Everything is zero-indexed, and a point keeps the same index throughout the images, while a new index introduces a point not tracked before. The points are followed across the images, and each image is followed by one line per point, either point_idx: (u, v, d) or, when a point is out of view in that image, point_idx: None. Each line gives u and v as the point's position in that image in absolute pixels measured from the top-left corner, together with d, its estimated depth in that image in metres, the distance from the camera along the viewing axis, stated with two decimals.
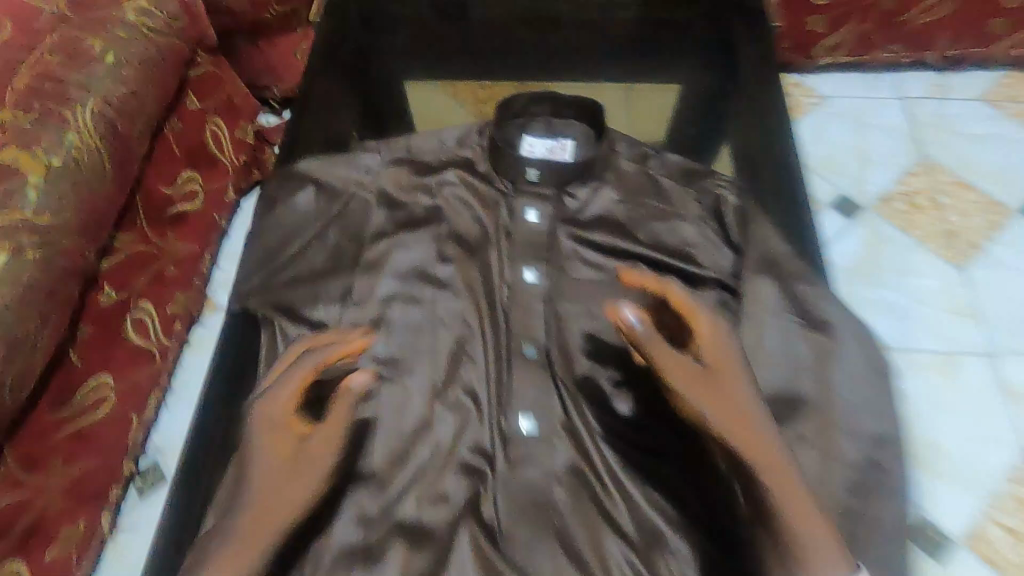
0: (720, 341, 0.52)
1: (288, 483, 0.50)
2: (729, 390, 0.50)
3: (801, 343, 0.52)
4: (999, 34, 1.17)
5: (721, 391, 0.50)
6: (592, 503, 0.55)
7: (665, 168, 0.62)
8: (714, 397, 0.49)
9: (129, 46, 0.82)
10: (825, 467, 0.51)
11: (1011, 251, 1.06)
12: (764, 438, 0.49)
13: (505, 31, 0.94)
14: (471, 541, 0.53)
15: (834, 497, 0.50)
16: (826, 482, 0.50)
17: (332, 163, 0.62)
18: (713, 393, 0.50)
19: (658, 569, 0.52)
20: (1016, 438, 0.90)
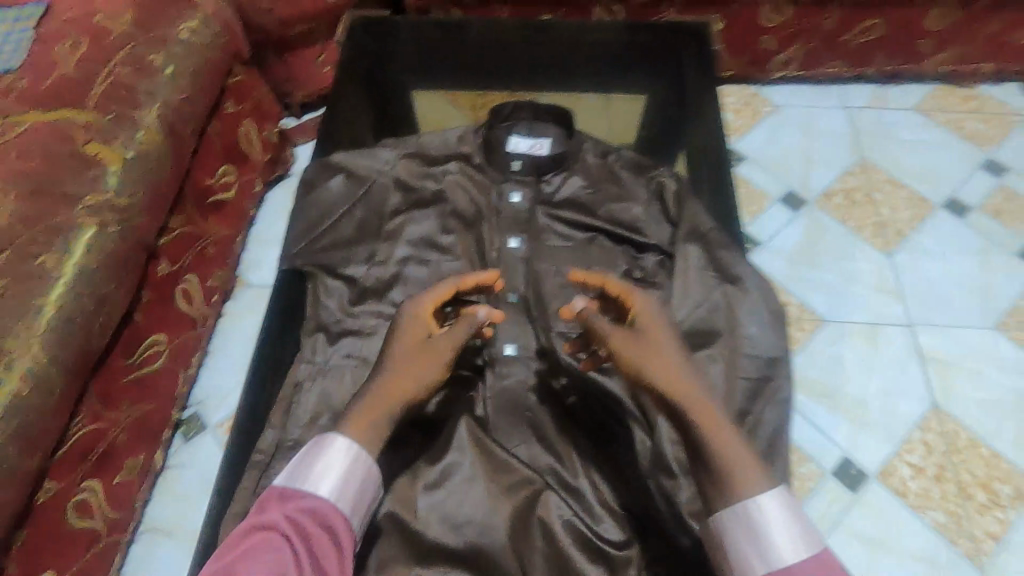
0: (652, 316, 0.64)
1: (420, 361, 0.62)
2: (656, 348, 0.61)
3: (715, 291, 0.70)
4: (927, 53, 1.34)
5: (650, 349, 0.61)
6: (558, 406, 0.71)
7: (622, 161, 0.79)
8: (648, 355, 0.60)
9: (183, 59, 0.99)
10: (733, 383, 0.67)
11: (934, 240, 1.23)
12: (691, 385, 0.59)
13: (497, 44, 1.07)
14: (470, 433, 0.68)
15: (739, 405, 0.67)
16: (733, 395, 0.67)
17: (358, 155, 0.79)
18: (647, 351, 0.61)
19: (610, 456, 0.68)
20: (926, 394, 1.06)
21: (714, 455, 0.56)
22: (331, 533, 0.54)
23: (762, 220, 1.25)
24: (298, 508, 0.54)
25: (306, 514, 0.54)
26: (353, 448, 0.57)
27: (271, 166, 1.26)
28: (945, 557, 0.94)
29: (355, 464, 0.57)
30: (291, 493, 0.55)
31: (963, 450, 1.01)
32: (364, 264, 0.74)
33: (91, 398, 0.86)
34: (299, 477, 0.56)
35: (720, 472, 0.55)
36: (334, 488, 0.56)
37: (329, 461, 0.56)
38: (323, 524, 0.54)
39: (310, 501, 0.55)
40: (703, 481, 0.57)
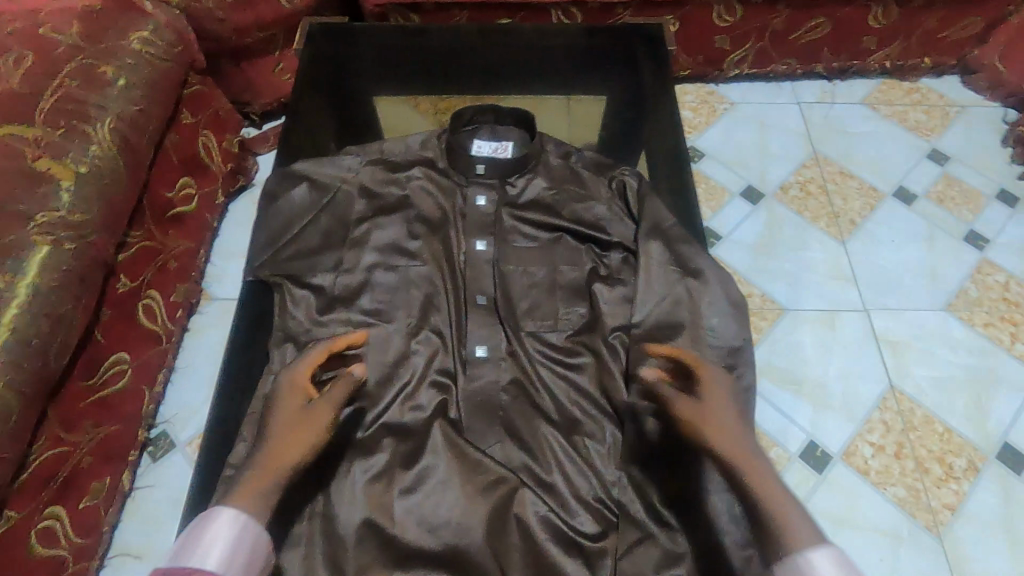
0: (718, 388, 0.65)
1: (298, 427, 0.61)
2: (719, 420, 0.63)
3: (677, 285, 0.72)
4: (871, 49, 1.40)
5: (716, 420, 0.63)
6: (530, 405, 0.72)
7: (584, 162, 0.82)
8: (719, 431, 0.62)
9: (135, 70, 0.96)
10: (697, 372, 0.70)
11: (884, 227, 1.28)
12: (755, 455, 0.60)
13: (457, 48, 1.08)
14: (444, 435, 0.68)
15: None
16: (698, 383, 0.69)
17: (322, 164, 0.79)
18: (718, 423, 0.62)
19: (579, 447, 0.70)
20: (883, 375, 1.11)
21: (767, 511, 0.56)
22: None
23: (723, 214, 1.29)
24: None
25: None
26: (240, 518, 0.53)
27: (232, 176, 1.24)
28: (906, 529, 0.98)
29: (244, 533, 0.53)
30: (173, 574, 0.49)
31: (919, 426, 1.06)
32: (332, 273, 0.73)
33: (51, 423, 0.83)
34: (182, 556, 0.50)
35: (773, 528, 0.55)
36: (220, 563, 0.51)
37: (216, 533, 0.52)
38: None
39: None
40: (759, 536, 0.57)
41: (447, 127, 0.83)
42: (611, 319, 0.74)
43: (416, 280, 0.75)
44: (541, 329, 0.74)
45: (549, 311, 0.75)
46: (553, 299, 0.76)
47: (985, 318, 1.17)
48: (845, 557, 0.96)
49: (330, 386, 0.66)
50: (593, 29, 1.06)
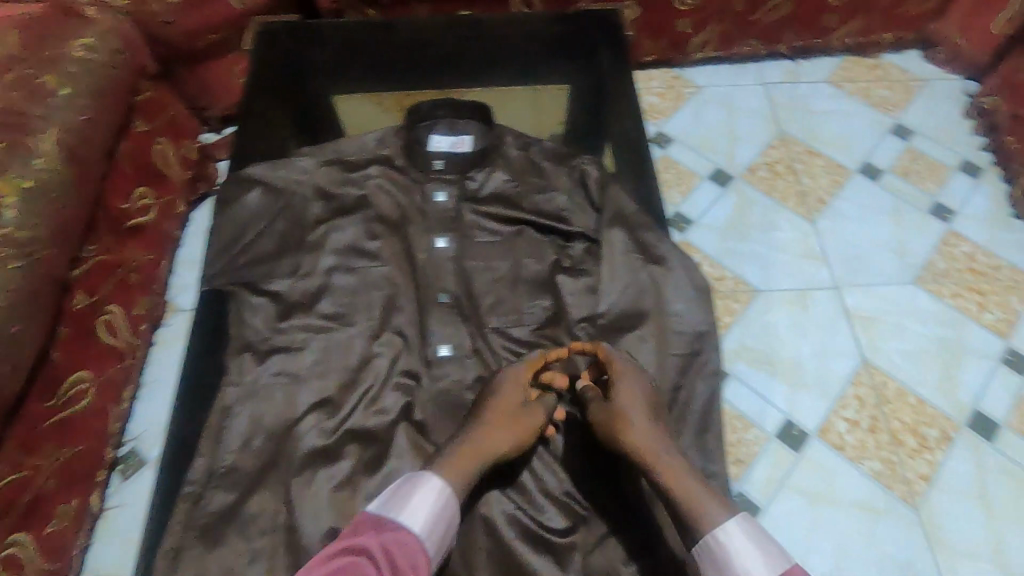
0: (630, 384, 0.68)
1: (506, 428, 0.66)
2: (631, 424, 0.67)
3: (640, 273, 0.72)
4: (832, 27, 1.41)
5: (630, 425, 0.67)
6: None
7: (544, 153, 0.80)
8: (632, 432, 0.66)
9: (79, 79, 0.93)
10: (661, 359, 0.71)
11: (852, 204, 1.29)
12: (664, 452, 0.65)
13: (414, 43, 1.07)
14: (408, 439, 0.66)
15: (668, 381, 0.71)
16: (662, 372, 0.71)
17: (275, 167, 0.76)
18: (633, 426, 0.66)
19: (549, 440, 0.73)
20: (855, 351, 1.12)
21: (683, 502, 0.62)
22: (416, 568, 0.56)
23: (693, 199, 1.29)
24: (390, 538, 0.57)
25: (396, 544, 0.56)
26: (445, 488, 0.61)
27: (192, 184, 1.21)
28: (882, 502, 0.99)
29: (444, 502, 0.61)
30: (382, 524, 0.58)
31: (892, 400, 1.08)
32: (290, 278, 0.72)
33: (10, 448, 0.81)
34: (391, 509, 0.60)
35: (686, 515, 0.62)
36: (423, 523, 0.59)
37: (421, 498, 0.60)
38: (411, 557, 0.56)
39: (400, 534, 0.58)
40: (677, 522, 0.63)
41: (403, 122, 0.82)
42: (575, 310, 0.74)
43: (377, 280, 0.73)
44: (506, 324, 0.73)
45: (513, 306, 0.74)
46: (517, 294, 0.74)
47: (953, 289, 1.19)
48: (824, 533, 0.97)
49: (297, 389, 0.67)
50: (551, 19, 1.05)
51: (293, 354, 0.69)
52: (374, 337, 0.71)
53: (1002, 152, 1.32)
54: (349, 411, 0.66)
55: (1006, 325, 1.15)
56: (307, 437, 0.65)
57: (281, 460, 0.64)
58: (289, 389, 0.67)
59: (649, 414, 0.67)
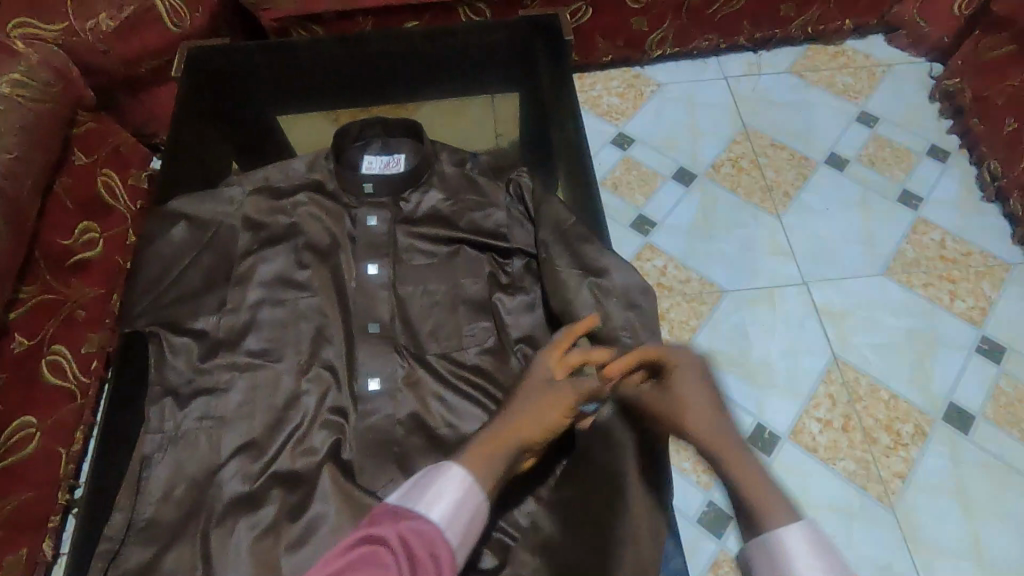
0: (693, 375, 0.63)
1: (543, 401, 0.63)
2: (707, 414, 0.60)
3: (580, 289, 0.70)
4: (791, 16, 1.38)
5: (702, 414, 0.60)
6: (426, 441, 0.67)
7: (478, 168, 0.77)
8: (695, 416, 0.60)
9: (6, 116, 0.91)
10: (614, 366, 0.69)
11: (818, 196, 1.27)
12: (736, 443, 0.59)
13: (358, 58, 1.03)
14: (331, 480, 0.63)
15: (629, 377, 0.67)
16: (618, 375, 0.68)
17: (200, 199, 0.74)
18: (693, 411, 0.60)
19: None
20: (825, 348, 1.10)
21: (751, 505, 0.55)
22: (437, 562, 0.51)
23: (656, 200, 1.26)
24: (410, 524, 0.53)
25: (417, 534, 0.52)
26: (469, 481, 0.57)
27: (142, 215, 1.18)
28: (856, 503, 0.96)
29: (467, 495, 0.56)
30: (403, 513, 0.54)
31: (865, 396, 1.05)
32: (218, 314, 0.70)
33: None
34: (413, 498, 0.55)
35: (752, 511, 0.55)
36: (446, 514, 0.55)
37: (443, 485, 0.56)
38: (433, 549, 0.52)
39: (423, 524, 0.54)
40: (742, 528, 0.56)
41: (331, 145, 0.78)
42: (513, 329, 0.72)
43: (307, 311, 0.71)
44: (447, 349, 0.71)
45: (452, 330, 0.72)
46: (451, 322, 0.72)
47: (924, 279, 1.16)
48: None
49: (220, 432, 0.65)
50: (494, 29, 1.02)
51: (220, 395, 0.67)
52: (304, 370, 0.69)
53: (970, 135, 1.30)
54: (278, 451, 0.65)
55: (979, 312, 1.13)
56: (230, 482, 0.63)
57: (205, 507, 0.62)
58: (216, 432, 0.65)
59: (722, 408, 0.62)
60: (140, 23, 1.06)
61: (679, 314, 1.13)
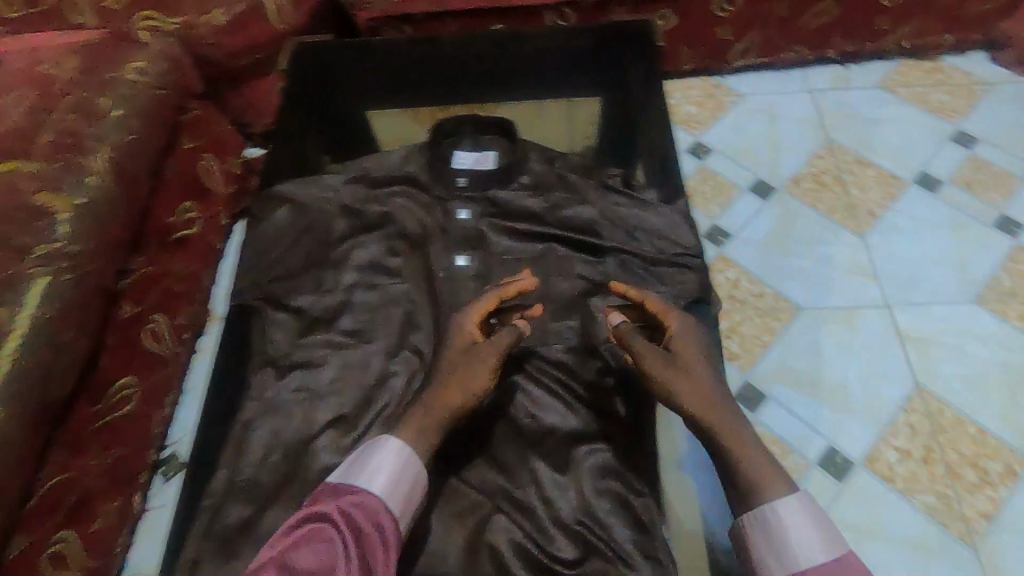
0: (682, 332, 0.66)
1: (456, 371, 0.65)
2: (690, 364, 0.64)
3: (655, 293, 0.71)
4: (886, 29, 1.33)
5: (681, 367, 0.64)
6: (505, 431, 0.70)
7: (569, 166, 0.81)
8: (680, 380, 0.62)
9: (130, 101, 0.99)
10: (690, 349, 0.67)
11: (905, 217, 1.21)
12: (728, 415, 0.60)
13: (454, 57, 1.06)
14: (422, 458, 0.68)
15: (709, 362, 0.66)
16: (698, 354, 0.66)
17: (304, 185, 0.79)
18: (679, 373, 0.63)
19: (579, 461, 0.68)
20: (907, 375, 1.05)
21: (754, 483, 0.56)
22: (380, 528, 0.55)
23: (732, 212, 1.24)
24: (348, 499, 0.56)
25: (360, 507, 0.55)
26: (408, 450, 0.60)
27: (235, 198, 1.25)
28: (936, 539, 0.92)
29: (409, 464, 0.59)
30: (347, 490, 0.57)
31: (948, 428, 1.00)
32: (318, 294, 0.74)
33: (59, 448, 0.85)
34: (355, 475, 0.58)
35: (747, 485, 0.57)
36: (385, 486, 0.58)
37: (381, 459, 0.59)
38: (377, 520, 0.55)
39: (367, 497, 0.56)
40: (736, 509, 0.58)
41: (427, 139, 0.84)
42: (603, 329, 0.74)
43: (397, 296, 0.74)
44: (531, 344, 0.74)
45: (538, 325, 0.74)
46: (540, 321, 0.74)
47: (1020, 311, 1.10)
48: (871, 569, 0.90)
49: (312, 405, 0.69)
50: (589, 34, 1.03)
51: (314, 370, 0.71)
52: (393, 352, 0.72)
53: None
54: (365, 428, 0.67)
55: None
56: (324, 455, 0.66)
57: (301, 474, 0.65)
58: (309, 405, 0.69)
59: (708, 361, 0.65)
60: (247, 19, 1.13)
61: (751, 329, 1.11)
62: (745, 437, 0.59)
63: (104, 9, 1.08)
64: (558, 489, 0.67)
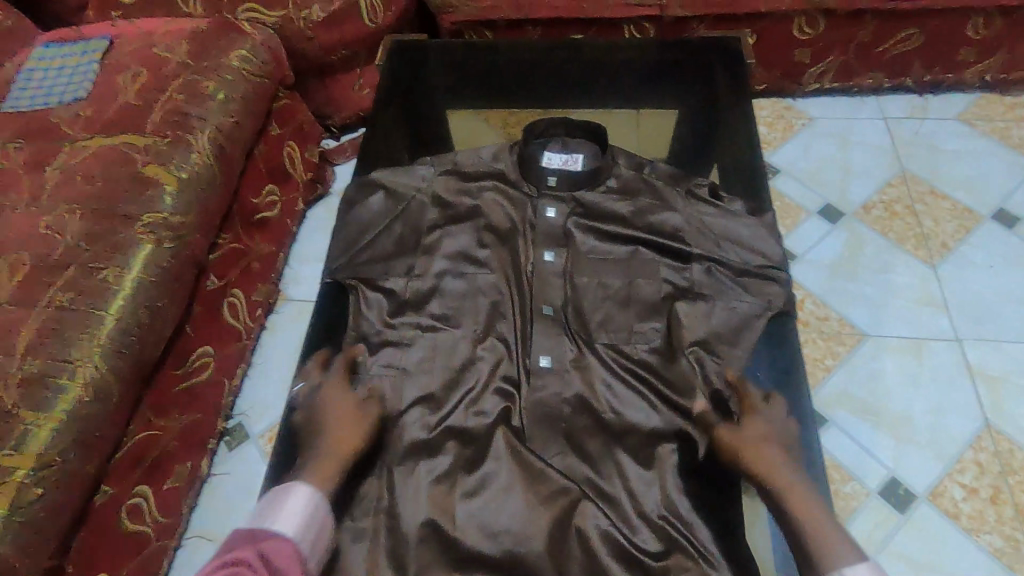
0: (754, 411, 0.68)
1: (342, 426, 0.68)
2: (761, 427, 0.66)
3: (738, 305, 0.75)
4: (969, 61, 1.31)
5: (750, 435, 0.65)
6: (587, 422, 0.73)
7: (657, 174, 0.82)
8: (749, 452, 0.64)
9: (233, 86, 1.05)
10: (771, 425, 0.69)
11: (980, 251, 1.19)
12: (797, 484, 0.60)
13: (546, 66, 1.14)
14: (505, 442, 0.71)
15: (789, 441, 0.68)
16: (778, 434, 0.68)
17: (399, 175, 0.84)
18: (748, 445, 0.65)
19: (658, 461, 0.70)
20: (977, 412, 1.02)
21: (816, 547, 0.55)
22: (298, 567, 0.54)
23: (799, 233, 1.23)
24: (263, 543, 0.54)
25: (276, 549, 0.53)
26: (315, 494, 0.60)
27: (312, 185, 1.30)
28: None
29: (318, 506, 0.60)
30: (257, 534, 0.55)
31: (1020, 471, 0.97)
32: (413, 279, 0.79)
33: (144, 407, 0.90)
34: (262, 520, 0.56)
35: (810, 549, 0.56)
36: (295, 528, 0.57)
37: (291, 503, 0.58)
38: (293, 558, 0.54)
39: (279, 538, 0.55)
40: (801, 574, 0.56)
41: (519, 138, 0.86)
42: (688, 333, 0.75)
43: (485, 285, 0.79)
44: (615, 340, 0.76)
45: (622, 325, 0.77)
46: (622, 319, 0.77)
47: None
48: None
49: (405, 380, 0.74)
50: (676, 51, 1.10)
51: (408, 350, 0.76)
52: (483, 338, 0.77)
53: None
54: (451, 408, 0.73)
55: None
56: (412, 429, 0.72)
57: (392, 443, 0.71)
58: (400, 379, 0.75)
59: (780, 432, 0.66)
60: (343, 15, 1.17)
61: (814, 352, 1.09)
62: (821, 512, 0.58)
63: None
64: (635, 484, 0.69)
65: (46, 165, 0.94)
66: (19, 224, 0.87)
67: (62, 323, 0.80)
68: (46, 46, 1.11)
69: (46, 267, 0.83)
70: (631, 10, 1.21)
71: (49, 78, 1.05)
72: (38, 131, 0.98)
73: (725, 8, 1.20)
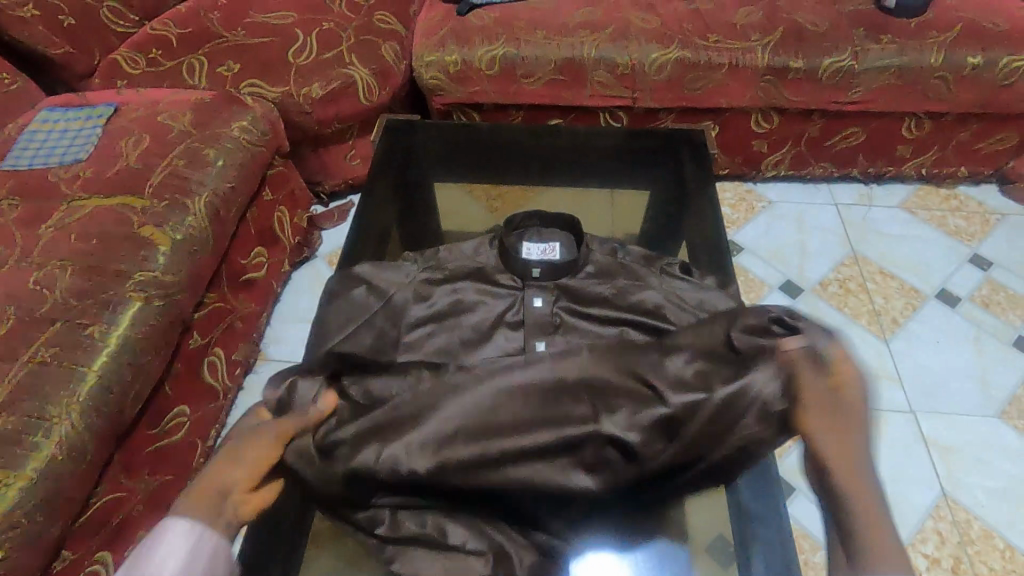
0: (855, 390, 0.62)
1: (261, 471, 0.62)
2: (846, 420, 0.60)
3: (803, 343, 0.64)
4: (907, 157, 1.46)
5: (836, 408, 0.61)
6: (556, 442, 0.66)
7: (630, 256, 0.92)
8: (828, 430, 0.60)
9: (233, 153, 1.10)
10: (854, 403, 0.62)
11: (927, 327, 1.28)
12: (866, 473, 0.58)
13: (527, 146, 1.24)
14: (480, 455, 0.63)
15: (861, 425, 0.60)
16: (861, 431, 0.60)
17: (383, 269, 0.87)
18: (837, 424, 0.60)
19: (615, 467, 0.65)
20: (933, 481, 1.07)
21: (861, 536, 0.53)
22: None
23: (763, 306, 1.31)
24: None
25: None
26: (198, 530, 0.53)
27: (298, 248, 1.34)
28: None
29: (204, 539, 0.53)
30: None
31: (977, 540, 1.01)
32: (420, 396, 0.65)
33: (113, 468, 0.88)
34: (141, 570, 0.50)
35: (852, 522, 0.55)
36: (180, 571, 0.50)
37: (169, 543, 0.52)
38: None
39: None
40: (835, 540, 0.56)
41: (501, 231, 0.92)
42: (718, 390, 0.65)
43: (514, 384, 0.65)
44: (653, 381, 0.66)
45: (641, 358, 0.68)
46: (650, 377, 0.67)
47: None
48: None
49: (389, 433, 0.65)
50: (646, 138, 1.22)
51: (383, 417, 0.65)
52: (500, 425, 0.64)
53: None
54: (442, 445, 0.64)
55: None
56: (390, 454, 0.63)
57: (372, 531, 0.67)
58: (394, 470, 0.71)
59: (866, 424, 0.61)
60: (341, 94, 1.26)
61: None
62: (879, 514, 0.55)
63: (218, 74, 1.23)
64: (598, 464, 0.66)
65: (40, 223, 0.96)
66: (6, 278, 0.88)
67: (41, 380, 0.79)
68: (50, 110, 1.15)
69: (31, 322, 0.84)
70: (606, 100, 1.34)
71: (53, 139, 1.09)
72: (35, 189, 1.01)
73: (689, 103, 1.34)
